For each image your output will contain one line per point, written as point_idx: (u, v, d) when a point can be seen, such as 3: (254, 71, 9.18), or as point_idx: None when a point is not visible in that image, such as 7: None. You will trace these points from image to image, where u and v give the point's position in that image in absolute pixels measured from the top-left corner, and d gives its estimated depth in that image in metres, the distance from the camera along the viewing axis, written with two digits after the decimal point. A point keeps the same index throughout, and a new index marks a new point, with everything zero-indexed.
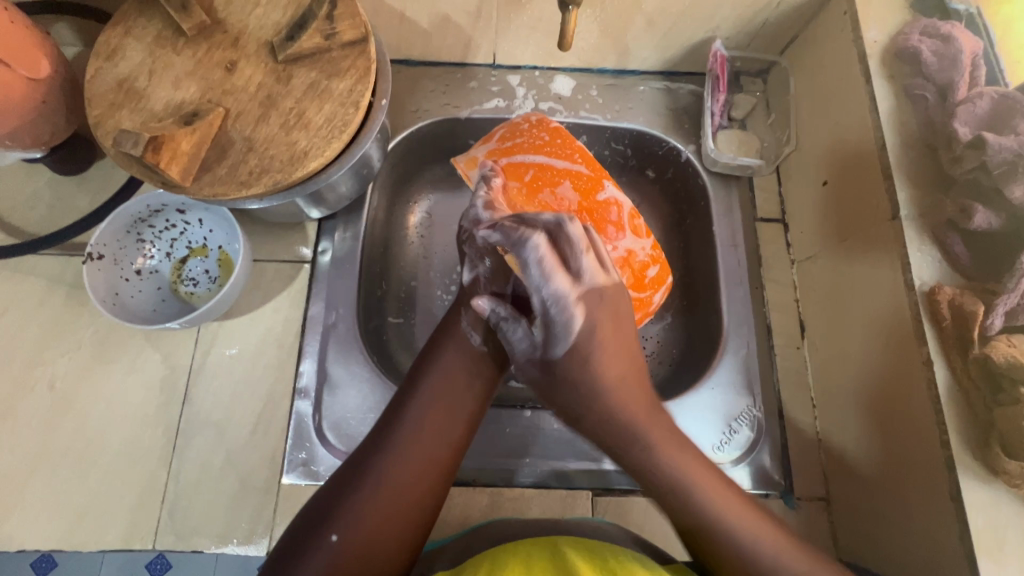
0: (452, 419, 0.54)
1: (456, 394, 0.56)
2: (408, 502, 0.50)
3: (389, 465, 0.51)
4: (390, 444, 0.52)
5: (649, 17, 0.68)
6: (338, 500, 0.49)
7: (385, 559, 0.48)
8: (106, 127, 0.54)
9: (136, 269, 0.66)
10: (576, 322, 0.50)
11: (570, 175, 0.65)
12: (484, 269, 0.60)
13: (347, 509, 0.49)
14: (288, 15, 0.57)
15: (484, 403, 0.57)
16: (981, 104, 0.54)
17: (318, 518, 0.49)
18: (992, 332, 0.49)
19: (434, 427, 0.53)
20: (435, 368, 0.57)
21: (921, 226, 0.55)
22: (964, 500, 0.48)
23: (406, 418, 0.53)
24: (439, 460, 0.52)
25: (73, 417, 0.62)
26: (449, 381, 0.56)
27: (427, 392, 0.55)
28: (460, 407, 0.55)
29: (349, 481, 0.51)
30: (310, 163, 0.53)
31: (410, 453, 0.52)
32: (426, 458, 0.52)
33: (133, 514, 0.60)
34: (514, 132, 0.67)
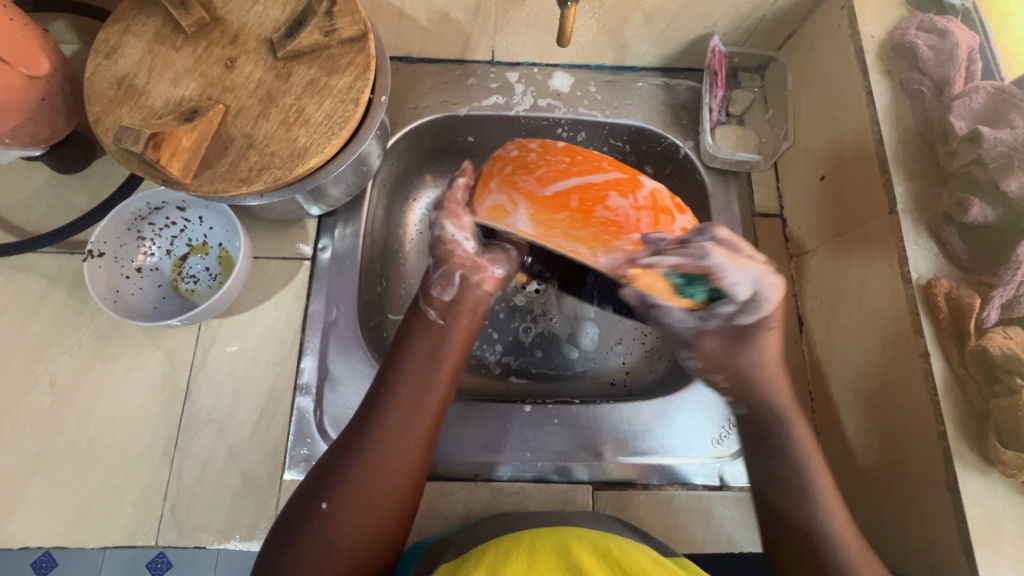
0: (426, 389, 0.55)
1: (427, 369, 0.56)
2: (392, 472, 0.51)
3: (370, 438, 0.52)
4: (369, 418, 0.53)
5: (647, 13, 0.69)
6: (328, 474, 0.51)
7: (373, 524, 0.50)
8: (106, 123, 0.54)
9: (136, 267, 0.66)
10: (777, 290, 0.57)
11: (612, 184, 0.56)
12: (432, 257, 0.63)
13: (336, 482, 0.50)
14: (287, 12, 0.57)
15: (455, 372, 0.58)
16: (977, 98, 0.54)
17: (312, 492, 0.51)
18: (988, 324, 0.50)
19: (407, 398, 0.54)
20: (408, 346, 0.58)
21: (918, 220, 0.56)
22: (960, 490, 0.48)
23: (381, 393, 0.55)
24: (417, 429, 0.54)
25: (75, 414, 0.62)
26: (420, 353, 0.57)
27: (402, 368, 0.56)
28: (432, 376, 0.56)
29: (337, 456, 0.52)
30: (311, 160, 0.53)
31: (389, 426, 0.53)
32: (405, 428, 0.53)
33: (136, 510, 0.60)
34: (527, 165, 0.57)
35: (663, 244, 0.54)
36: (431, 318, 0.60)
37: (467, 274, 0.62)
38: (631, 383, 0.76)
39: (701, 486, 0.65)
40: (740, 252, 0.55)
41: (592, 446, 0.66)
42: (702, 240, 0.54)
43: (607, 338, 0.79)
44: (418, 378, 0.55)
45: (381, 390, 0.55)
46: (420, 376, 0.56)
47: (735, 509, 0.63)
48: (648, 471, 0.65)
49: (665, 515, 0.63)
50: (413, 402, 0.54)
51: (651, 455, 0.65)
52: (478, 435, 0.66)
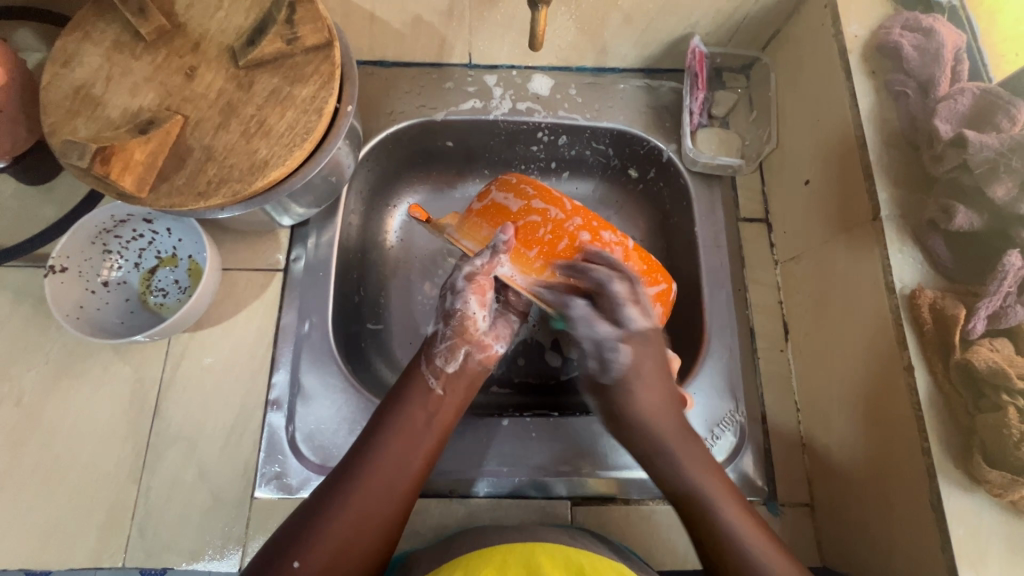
0: (416, 453, 0.54)
1: (417, 434, 0.55)
2: (363, 533, 0.49)
3: (350, 496, 0.50)
4: (354, 475, 0.52)
5: (626, 14, 0.67)
6: (299, 527, 0.49)
7: None
8: (60, 135, 0.52)
9: (102, 280, 0.65)
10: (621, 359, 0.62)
11: (662, 297, 0.64)
12: (444, 327, 0.62)
13: (305, 537, 0.48)
14: (250, 18, 0.55)
15: (443, 440, 0.57)
16: (963, 101, 0.52)
17: (278, 548, 0.48)
18: (974, 335, 0.48)
19: (394, 457, 0.53)
20: (399, 409, 0.56)
21: (902, 226, 0.54)
22: (944, 510, 0.46)
23: (370, 450, 0.53)
24: (396, 492, 0.52)
25: (41, 432, 0.61)
26: (414, 415, 0.56)
27: (389, 429, 0.55)
28: (421, 440, 0.55)
29: (310, 512, 0.50)
30: (270, 173, 0.52)
31: (370, 486, 0.51)
32: (386, 488, 0.52)
33: (103, 530, 0.59)
34: (595, 260, 0.62)
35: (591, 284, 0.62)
36: (432, 388, 0.59)
37: (472, 350, 0.62)
38: None
39: None
40: (587, 301, 0.63)
41: (570, 461, 0.64)
42: (574, 297, 0.63)
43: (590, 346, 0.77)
44: (408, 440, 0.54)
45: (368, 446, 0.54)
46: (409, 438, 0.55)
47: None
48: (628, 486, 0.63)
49: (646, 530, 0.61)
50: (399, 462, 0.53)
51: (630, 469, 0.64)
52: (454, 450, 0.64)
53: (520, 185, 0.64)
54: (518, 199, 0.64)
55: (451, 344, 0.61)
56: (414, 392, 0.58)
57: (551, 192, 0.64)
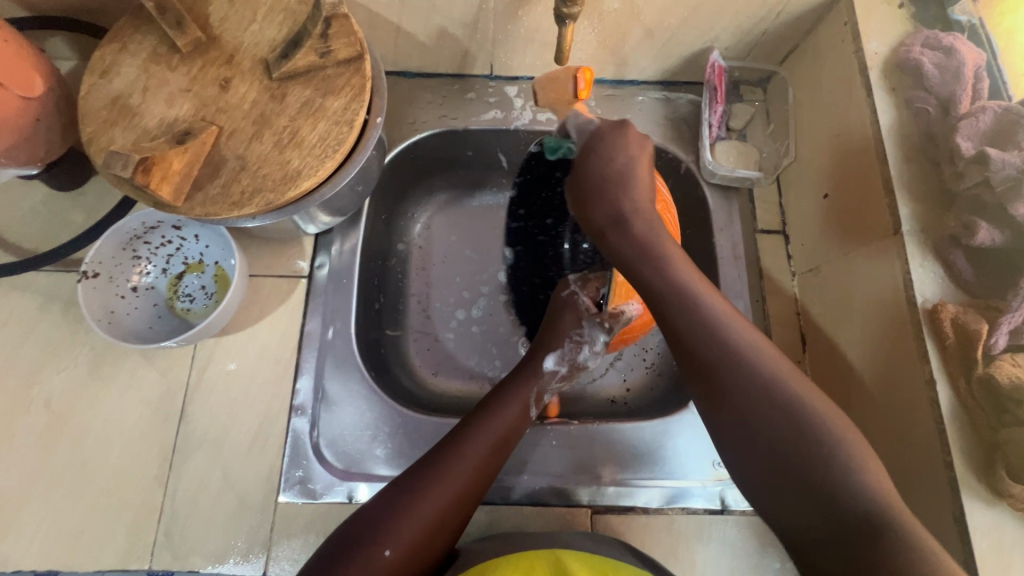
0: (499, 460, 0.54)
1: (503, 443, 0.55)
2: (447, 523, 0.49)
3: (441, 495, 0.49)
4: (448, 467, 0.50)
5: (648, 28, 0.68)
6: (385, 515, 0.47)
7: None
8: (99, 143, 0.53)
9: (131, 286, 0.66)
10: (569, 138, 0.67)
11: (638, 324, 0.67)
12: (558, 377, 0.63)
13: (390, 524, 0.47)
14: (283, 31, 0.56)
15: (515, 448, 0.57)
16: (985, 118, 0.53)
17: (360, 537, 0.46)
18: (996, 351, 0.49)
19: (485, 462, 0.52)
20: (494, 415, 0.56)
21: (922, 242, 0.55)
22: (967, 522, 0.47)
23: (463, 447, 0.52)
24: (477, 492, 0.51)
25: (71, 434, 0.62)
26: (505, 421, 0.56)
27: (484, 432, 0.54)
28: (504, 448, 0.55)
29: (396, 495, 0.49)
30: (303, 183, 0.53)
31: (461, 487, 0.50)
32: (474, 487, 0.51)
33: (130, 532, 0.60)
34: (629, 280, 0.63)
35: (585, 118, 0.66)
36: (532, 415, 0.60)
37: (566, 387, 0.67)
38: (632, 401, 0.74)
39: (704, 511, 0.63)
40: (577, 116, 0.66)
41: (590, 469, 0.64)
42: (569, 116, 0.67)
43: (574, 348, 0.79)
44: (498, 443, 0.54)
45: (460, 443, 0.52)
46: (498, 445, 0.54)
47: (738, 533, 0.62)
48: (648, 494, 0.64)
49: (666, 538, 0.62)
50: (486, 468, 0.52)
51: (650, 478, 0.64)
52: None
53: (559, 79, 0.70)
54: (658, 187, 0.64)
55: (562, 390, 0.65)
56: (509, 401, 0.58)
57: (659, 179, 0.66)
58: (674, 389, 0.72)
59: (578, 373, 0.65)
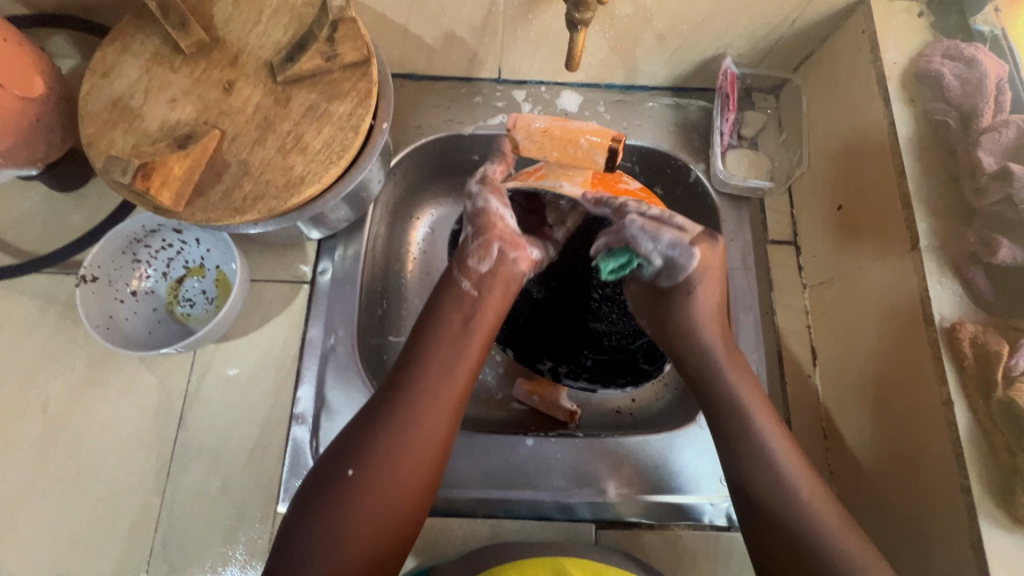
0: (462, 358, 0.53)
1: (456, 341, 0.54)
2: (413, 430, 0.49)
3: (398, 407, 0.49)
4: (401, 380, 0.51)
5: (660, 34, 0.66)
6: (348, 441, 0.49)
7: (400, 487, 0.47)
8: (98, 146, 0.52)
9: (131, 290, 0.65)
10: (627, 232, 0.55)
11: None
12: (470, 226, 0.60)
13: (354, 448, 0.48)
14: (288, 34, 0.55)
15: (486, 342, 0.55)
16: (1008, 133, 0.51)
17: (329, 463, 0.48)
18: (1017, 372, 0.47)
19: (441, 365, 0.52)
20: (439, 313, 0.55)
21: (941, 258, 0.53)
22: (985, 549, 0.46)
23: (408, 361, 0.52)
24: (443, 396, 0.51)
25: (67, 440, 0.61)
26: (458, 322, 0.55)
27: (434, 337, 0.53)
28: (464, 346, 0.53)
29: (363, 418, 0.50)
30: (306, 190, 0.52)
31: (417, 393, 0.50)
32: (432, 395, 0.50)
33: (127, 541, 0.59)
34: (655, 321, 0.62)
35: (651, 219, 0.55)
36: (464, 289, 0.57)
37: (507, 248, 0.58)
38: (638, 412, 0.72)
39: (710, 527, 0.63)
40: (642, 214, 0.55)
41: (594, 484, 0.63)
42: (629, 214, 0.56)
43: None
44: (450, 348, 0.53)
45: (408, 358, 0.53)
46: (450, 344, 0.53)
47: (745, 550, 0.62)
48: (653, 509, 0.63)
49: (672, 555, 0.61)
50: (445, 368, 0.52)
51: (657, 493, 0.63)
52: (476, 468, 0.63)
53: (577, 142, 0.58)
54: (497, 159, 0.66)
55: (483, 240, 0.58)
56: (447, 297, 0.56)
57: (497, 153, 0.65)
58: (680, 401, 0.70)
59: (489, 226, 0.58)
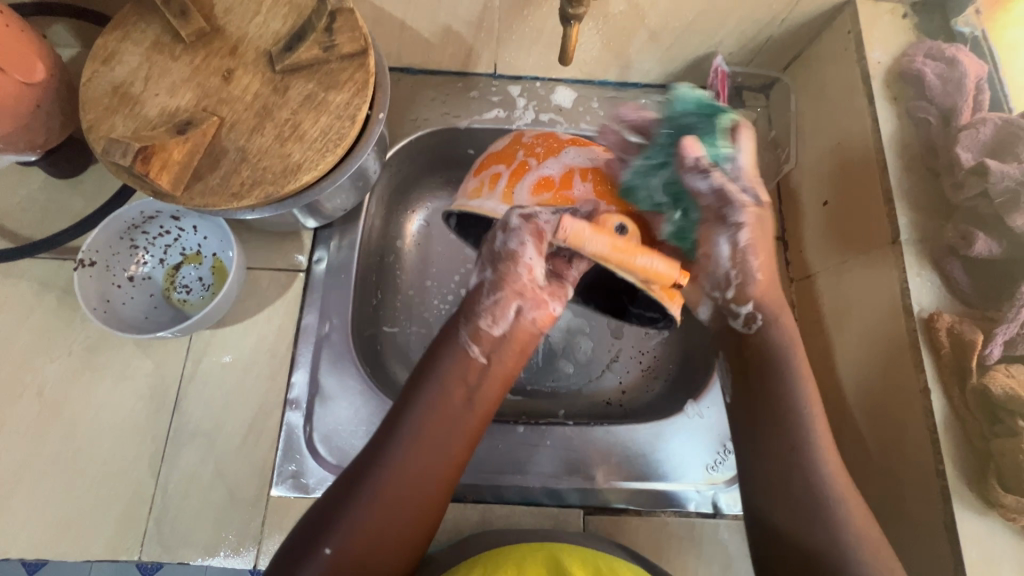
0: (455, 437, 0.52)
1: (452, 419, 0.52)
2: (401, 512, 0.49)
3: (385, 487, 0.49)
4: (390, 455, 0.50)
5: (652, 31, 0.68)
6: (333, 512, 0.48)
7: (381, 564, 0.48)
8: (99, 131, 0.53)
9: (129, 275, 0.66)
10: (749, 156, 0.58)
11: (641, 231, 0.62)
12: (491, 273, 0.56)
13: (340, 520, 0.48)
14: (288, 25, 0.56)
15: (485, 418, 0.54)
16: (985, 130, 0.53)
17: (309, 536, 0.48)
18: (991, 361, 0.49)
19: (435, 444, 0.51)
20: (434, 382, 0.53)
21: (920, 251, 0.55)
22: (958, 531, 0.47)
23: (403, 431, 0.51)
24: (435, 475, 0.51)
25: (63, 423, 0.62)
26: (455, 395, 0.53)
27: (427, 408, 0.52)
28: (463, 421, 0.53)
29: (348, 492, 0.49)
30: (303, 176, 0.53)
31: (407, 472, 0.50)
32: (423, 475, 0.50)
33: (120, 522, 0.59)
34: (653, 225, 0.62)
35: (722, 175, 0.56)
36: (473, 356, 0.55)
37: (524, 306, 0.55)
38: (627, 403, 0.73)
39: (696, 514, 0.64)
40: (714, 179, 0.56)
41: (582, 471, 0.64)
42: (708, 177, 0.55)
43: (554, 353, 0.75)
44: (447, 422, 0.52)
45: (398, 427, 0.52)
46: (447, 419, 0.52)
47: (729, 538, 0.62)
48: (640, 496, 0.64)
49: (659, 541, 0.62)
50: (440, 445, 0.51)
51: (643, 480, 0.64)
52: None
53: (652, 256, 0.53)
54: (508, 160, 0.65)
55: (501, 298, 0.55)
56: (443, 368, 0.54)
57: (525, 170, 0.64)
58: (670, 394, 0.72)
59: (508, 284, 0.55)
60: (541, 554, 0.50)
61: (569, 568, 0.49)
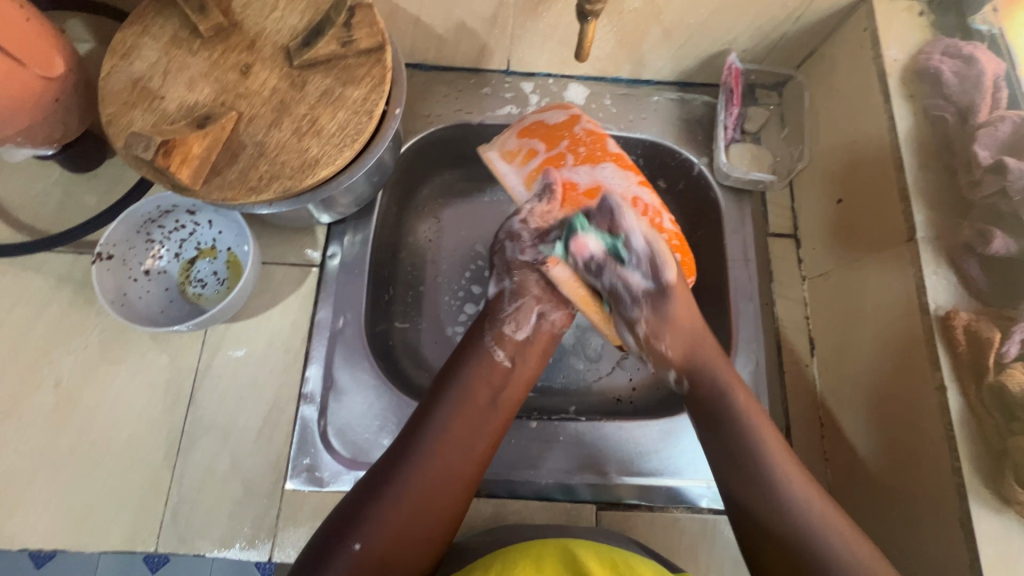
0: (479, 436, 0.53)
1: (477, 420, 0.54)
2: (427, 509, 0.49)
3: (412, 483, 0.50)
4: (416, 454, 0.51)
5: (666, 28, 0.68)
6: (358, 507, 0.49)
7: (408, 560, 0.48)
8: (118, 125, 0.53)
9: (145, 269, 0.66)
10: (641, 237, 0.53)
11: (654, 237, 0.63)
12: (510, 282, 0.59)
13: (367, 512, 0.49)
14: (305, 20, 0.57)
15: (508, 418, 0.56)
16: (1003, 128, 0.53)
17: (335, 531, 0.48)
18: (1008, 359, 0.49)
19: (460, 443, 0.52)
20: (458, 384, 0.55)
21: (937, 249, 0.55)
22: (974, 529, 0.47)
23: (429, 429, 0.52)
24: (460, 472, 0.52)
25: (80, 416, 0.62)
26: (479, 396, 0.54)
27: (452, 409, 0.53)
28: (487, 421, 0.54)
29: (374, 488, 0.50)
30: (321, 171, 0.53)
31: (434, 471, 0.51)
32: (449, 473, 0.51)
33: (137, 514, 0.60)
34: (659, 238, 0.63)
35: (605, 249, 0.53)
36: (498, 359, 0.57)
37: (545, 311, 0.59)
38: (638, 400, 0.73)
39: (709, 510, 0.64)
40: (622, 267, 0.53)
41: (595, 467, 0.65)
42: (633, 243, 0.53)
43: (565, 350, 0.76)
44: (471, 423, 0.53)
45: (422, 426, 0.53)
46: (472, 419, 0.53)
47: None
48: (652, 492, 0.64)
49: (671, 537, 0.63)
50: (464, 444, 0.52)
51: (656, 476, 0.64)
52: None
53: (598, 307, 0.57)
54: (551, 143, 0.65)
55: (522, 305, 0.58)
56: (467, 371, 0.55)
57: (559, 164, 0.65)
58: None
59: (527, 295, 0.58)
60: (551, 548, 0.50)
61: (588, 568, 0.48)
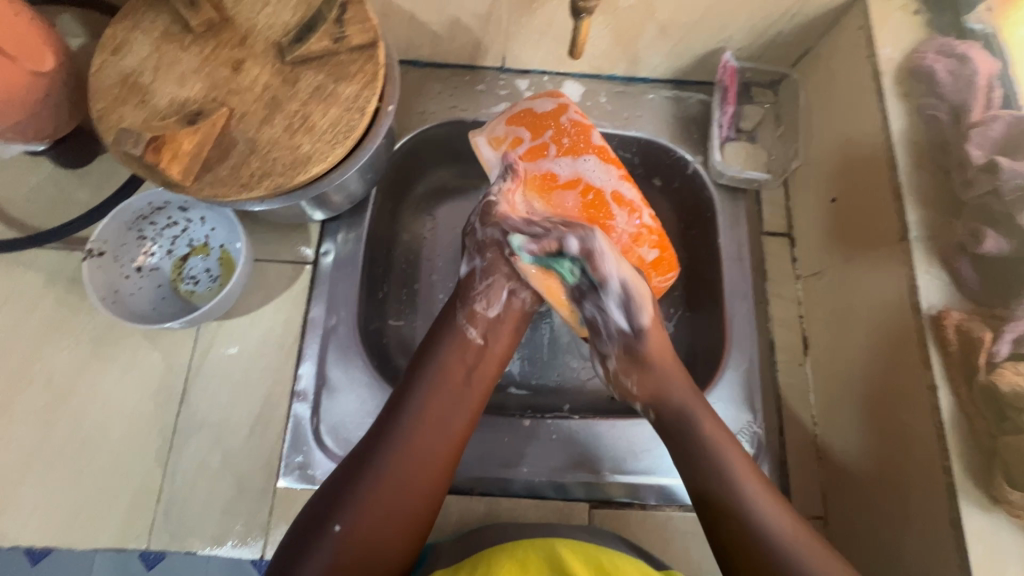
0: (456, 416, 0.53)
1: (452, 400, 0.54)
2: (404, 491, 0.49)
3: (389, 464, 0.50)
4: (391, 435, 0.51)
5: (661, 26, 0.67)
6: (338, 492, 0.49)
7: (388, 543, 0.48)
8: (108, 121, 0.53)
9: (136, 266, 0.66)
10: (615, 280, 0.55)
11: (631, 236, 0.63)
12: (481, 261, 0.59)
13: (344, 498, 0.49)
14: (297, 15, 0.56)
15: (484, 398, 0.56)
16: (995, 128, 0.53)
17: (316, 517, 0.48)
18: (999, 359, 0.48)
19: (436, 422, 0.52)
20: (433, 364, 0.55)
21: (930, 248, 0.55)
22: (963, 528, 0.47)
23: (404, 412, 0.53)
24: (436, 452, 0.52)
25: (71, 413, 0.62)
26: (454, 376, 0.55)
27: (428, 390, 0.54)
28: (463, 401, 0.54)
29: (352, 472, 0.50)
30: (313, 168, 0.53)
31: (411, 451, 0.51)
32: (424, 454, 0.51)
33: (129, 512, 0.60)
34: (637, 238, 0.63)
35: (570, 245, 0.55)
36: (471, 338, 0.57)
37: (516, 289, 0.59)
38: None
39: None
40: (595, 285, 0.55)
41: (587, 466, 0.65)
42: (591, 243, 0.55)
43: (559, 348, 0.75)
44: (446, 405, 0.54)
45: (398, 407, 0.53)
46: (449, 399, 0.54)
47: None
48: (644, 490, 0.64)
49: (663, 534, 0.63)
50: (441, 423, 0.53)
51: (648, 474, 0.64)
52: (473, 448, 0.65)
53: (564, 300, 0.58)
54: (535, 132, 0.64)
55: (492, 283, 0.58)
56: (442, 352, 0.56)
57: (541, 155, 0.63)
58: None
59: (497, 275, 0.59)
60: (537, 549, 0.51)
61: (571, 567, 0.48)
